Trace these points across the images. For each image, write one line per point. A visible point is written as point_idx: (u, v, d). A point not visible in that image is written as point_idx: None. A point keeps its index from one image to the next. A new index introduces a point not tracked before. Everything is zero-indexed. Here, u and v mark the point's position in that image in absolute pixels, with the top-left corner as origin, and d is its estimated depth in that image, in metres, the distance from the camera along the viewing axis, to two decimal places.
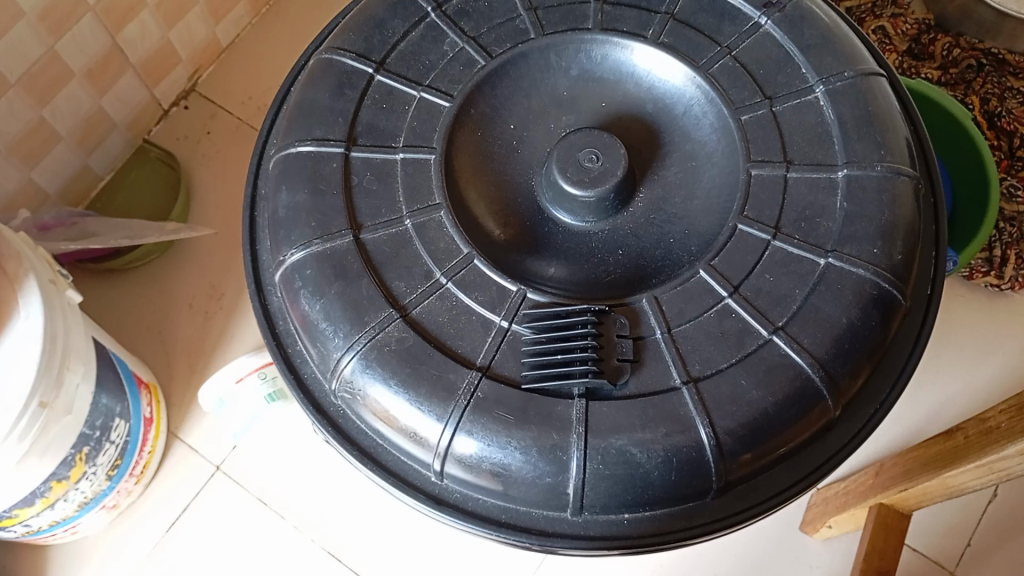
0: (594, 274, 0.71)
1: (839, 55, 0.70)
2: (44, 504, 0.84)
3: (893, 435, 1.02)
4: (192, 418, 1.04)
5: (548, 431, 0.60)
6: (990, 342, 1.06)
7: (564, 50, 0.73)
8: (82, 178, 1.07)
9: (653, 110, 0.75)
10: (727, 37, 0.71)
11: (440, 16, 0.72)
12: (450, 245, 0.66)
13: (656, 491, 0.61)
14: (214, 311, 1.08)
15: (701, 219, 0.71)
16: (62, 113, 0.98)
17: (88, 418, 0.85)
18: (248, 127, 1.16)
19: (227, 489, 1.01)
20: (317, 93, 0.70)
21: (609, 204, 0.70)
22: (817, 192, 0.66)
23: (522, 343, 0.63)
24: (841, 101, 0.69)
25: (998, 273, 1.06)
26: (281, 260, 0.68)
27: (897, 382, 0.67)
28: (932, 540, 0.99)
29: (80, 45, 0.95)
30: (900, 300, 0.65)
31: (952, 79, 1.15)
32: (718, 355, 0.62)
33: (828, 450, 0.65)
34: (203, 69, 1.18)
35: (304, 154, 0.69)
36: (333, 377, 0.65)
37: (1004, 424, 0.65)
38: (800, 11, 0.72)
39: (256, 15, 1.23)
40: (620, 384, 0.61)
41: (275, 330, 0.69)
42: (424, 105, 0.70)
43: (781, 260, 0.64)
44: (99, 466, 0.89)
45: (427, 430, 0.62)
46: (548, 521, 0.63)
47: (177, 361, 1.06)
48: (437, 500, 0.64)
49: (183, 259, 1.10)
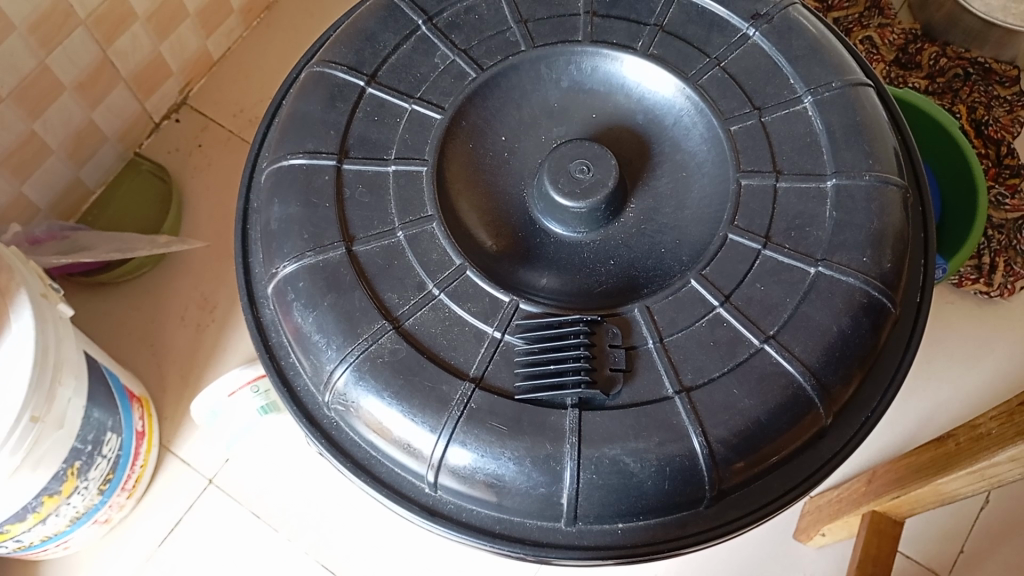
0: (586, 284, 0.71)
1: (827, 65, 0.71)
2: (36, 518, 0.84)
3: (885, 442, 1.02)
4: (185, 431, 1.03)
5: (542, 441, 0.60)
6: (981, 348, 1.07)
7: (555, 62, 0.74)
8: (73, 191, 1.07)
9: (644, 121, 0.76)
10: (716, 48, 0.72)
11: (432, 29, 0.73)
12: (442, 256, 0.66)
13: (649, 500, 0.61)
14: (206, 323, 1.08)
15: (691, 229, 0.72)
16: (52, 125, 0.98)
17: (81, 432, 0.84)
18: (240, 140, 1.16)
19: (220, 502, 1.01)
20: (309, 105, 0.71)
21: (600, 215, 0.71)
22: (807, 201, 0.67)
23: (515, 354, 0.63)
24: (829, 111, 0.69)
25: (987, 281, 1.06)
26: (274, 272, 0.68)
27: (888, 389, 0.67)
28: (924, 546, 0.99)
29: (72, 57, 0.95)
30: (890, 307, 0.65)
31: (940, 87, 1.16)
32: (710, 364, 0.62)
33: (821, 458, 0.65)
34: (195, 81, 1.18)
35: (297, 166, 0.69)
36: (326, 389, 0.65)
37: (995, 430, 0.65)
38: (788, 22, 0.73)
39: (247, 27, 1.23)
40: (613, 394, 0.61)
41: (268, 342, 0.69)
42: (417, 117, 0.70)
43: (772, 269, 0.65)
44: (91, 480, 0.88)
45: (420, 441, 0.62)
46: (542, 532, 0.63)
47: (169, 374, 1.05)
48: (431, 511, 0.64)
49: (175, 271, 1.10)
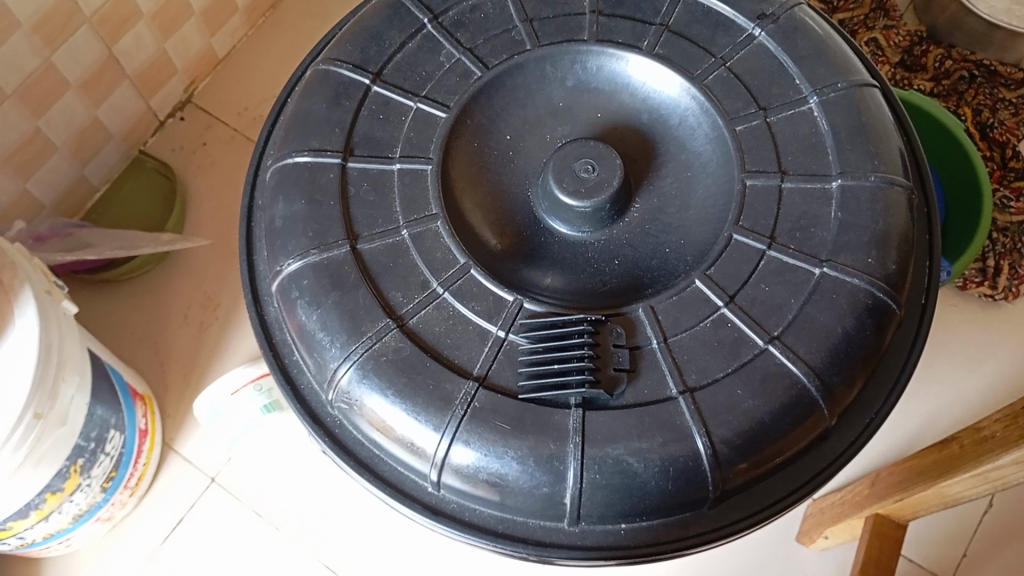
0: (590, 283, 0.71)
1: (832, 65, 0.71)
2: (38, 515, 0.84)
3: (887, 444, 1.02)
4: (187, 429, 1.03)
5: (545, 441, 0.60)
6: (984, 351, 1.06)
7: (560, 61, 0.74)
8: (77, 189, 1.07)
9: (648, 120, 0.76)
10: (721, 49, 0.72)
11: (437, 27, 0.73)
12: (446, 255, 0.66)
13: (652, 501, 0.61)
14: (210, 321, 1.08)
15: (696, 229, 0.71)
16: (56, 123, 0.98)
17: (83, 430, 0.84)
18: (244, 139, 1.17)
19: (221, 500, 1.01)
20: (314, 103, 0.71)
21: (605, 214, 0.71)
22: (811, 202, 0.66)
23: (519, 353, 0.63)
24: (834, 111, 0.69)
25: (991, 284, 1.06)
26: (278, 270, 0.68)
27: (892, 391, 0.67)
28: (927, 549, 0.99)
29: (76, 55, 0.95)
30: (894, 309, 0.65)
31: (944, 90, 1.16)
32: (713, 365, 0.62)
33: (823, 459, 0.65)
34: (199, 80, 1.18)
35: (301, 164, 0.69)
36: (330, 387, 0.65)
37: (999, 433, 0.65)
38: (793, 22, 0.73)
39: (252, 26, 1.23)
40: (617, 394, 0.61)
41: (272, 340, 0.69)
42: (421, 116, 0.70)
43: (776, 270, 0.65)
44: (94, 477, 0.88)
45: (423, 440, 0.62)
46: (545, 531, 0.63)
47: (172, 373, 1.05)
48: (433, 511, 0.64)
49: (178, 269, 1.10)
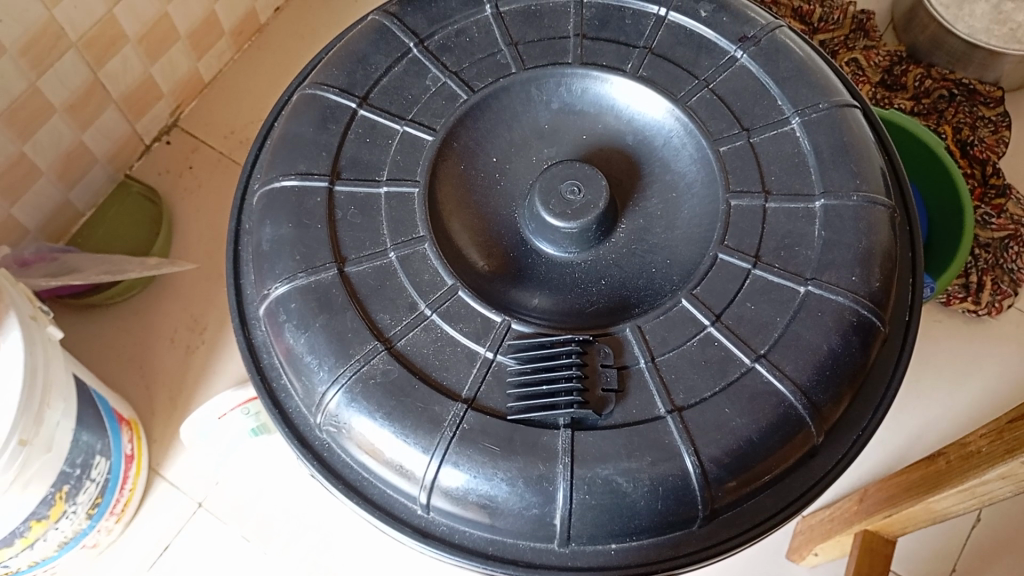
0: (577, 304, 0.71)
1: (814, 86, 0.72)
2: (23, 543, 0.82)
3: (875, 460, 1.02)
4: (174, 453, 1.02)
5: (534, 461, 0.60)
6: (970, 366, 1.07)
7: (545, 84, 0.74)
8: (62, 213, 1.06)
9: (634, 141, 0.76)
10: (704, 70, 0.73)
11: (423, 51, 0.73)
12: (434, 277, 0.66)
13: (642, 521, 0.61)
14: (197, 345, 1.07)
15: (683, 248, 0.72)
16: (43, 147, 0.98)
17: (69, 455, 0.83)
18: (231, 161, 1.17)
19: (208, 524, 1.00)
20: (301, 126, 0.71)
21: (592, 234, 0.71)
22: (795, 221, 0.67)
23: (508, 374, 0.63)
24: (817, 131, 0.70)
25: (974, 299, 1.08)
26: (266, 293, 0.67)
27: (878, 408, 0.67)
28: (916, 565, 0.99)
29: (62, 79, 0.95)
30: (879, 325, 0.66)
31: (925, 109, 1.18)
32: (701, 384, 0.63)
33: (812, 476, 0.65)
34: (186, 104, 1.19)
35: (288, 188, 0.69)
36: (318, 411, 0.65)
37: (985, 448, 0.65)
38: (775, 44, 0.74)
39: (238, 50, 1.24)
40: (605, 414, 0.61)
41: (260, 363, 0.69)
42: (408, 139, 0.71)
43: (762, 288, 0.65)
44: (79, 504, 0.87)
45: (413, 463, 0.61)
46: (536, 553, 0.63)
47: (158, 397, 1.05)
48: (424, 533, 0.64)
49: (164, 292, 1.09)
